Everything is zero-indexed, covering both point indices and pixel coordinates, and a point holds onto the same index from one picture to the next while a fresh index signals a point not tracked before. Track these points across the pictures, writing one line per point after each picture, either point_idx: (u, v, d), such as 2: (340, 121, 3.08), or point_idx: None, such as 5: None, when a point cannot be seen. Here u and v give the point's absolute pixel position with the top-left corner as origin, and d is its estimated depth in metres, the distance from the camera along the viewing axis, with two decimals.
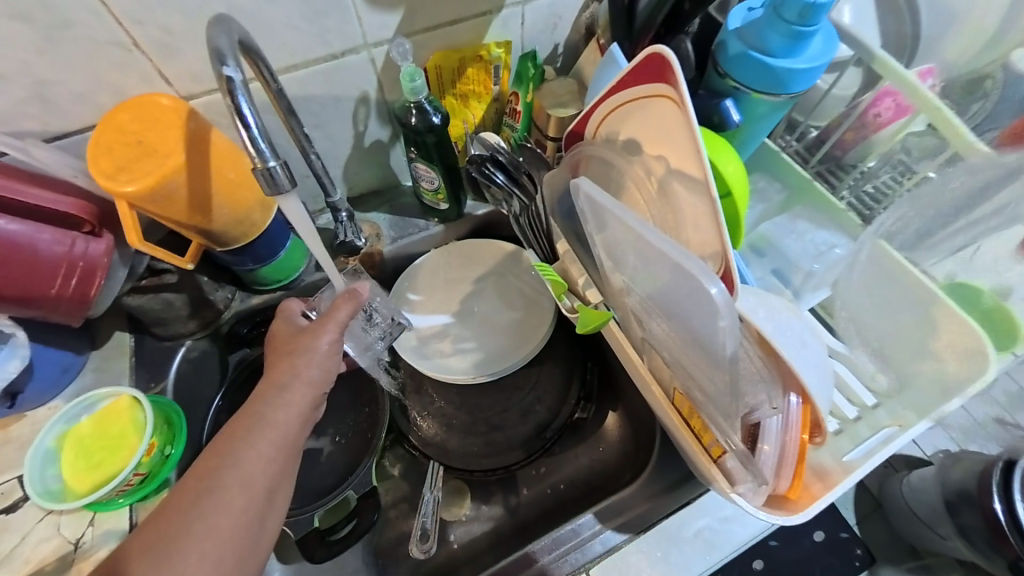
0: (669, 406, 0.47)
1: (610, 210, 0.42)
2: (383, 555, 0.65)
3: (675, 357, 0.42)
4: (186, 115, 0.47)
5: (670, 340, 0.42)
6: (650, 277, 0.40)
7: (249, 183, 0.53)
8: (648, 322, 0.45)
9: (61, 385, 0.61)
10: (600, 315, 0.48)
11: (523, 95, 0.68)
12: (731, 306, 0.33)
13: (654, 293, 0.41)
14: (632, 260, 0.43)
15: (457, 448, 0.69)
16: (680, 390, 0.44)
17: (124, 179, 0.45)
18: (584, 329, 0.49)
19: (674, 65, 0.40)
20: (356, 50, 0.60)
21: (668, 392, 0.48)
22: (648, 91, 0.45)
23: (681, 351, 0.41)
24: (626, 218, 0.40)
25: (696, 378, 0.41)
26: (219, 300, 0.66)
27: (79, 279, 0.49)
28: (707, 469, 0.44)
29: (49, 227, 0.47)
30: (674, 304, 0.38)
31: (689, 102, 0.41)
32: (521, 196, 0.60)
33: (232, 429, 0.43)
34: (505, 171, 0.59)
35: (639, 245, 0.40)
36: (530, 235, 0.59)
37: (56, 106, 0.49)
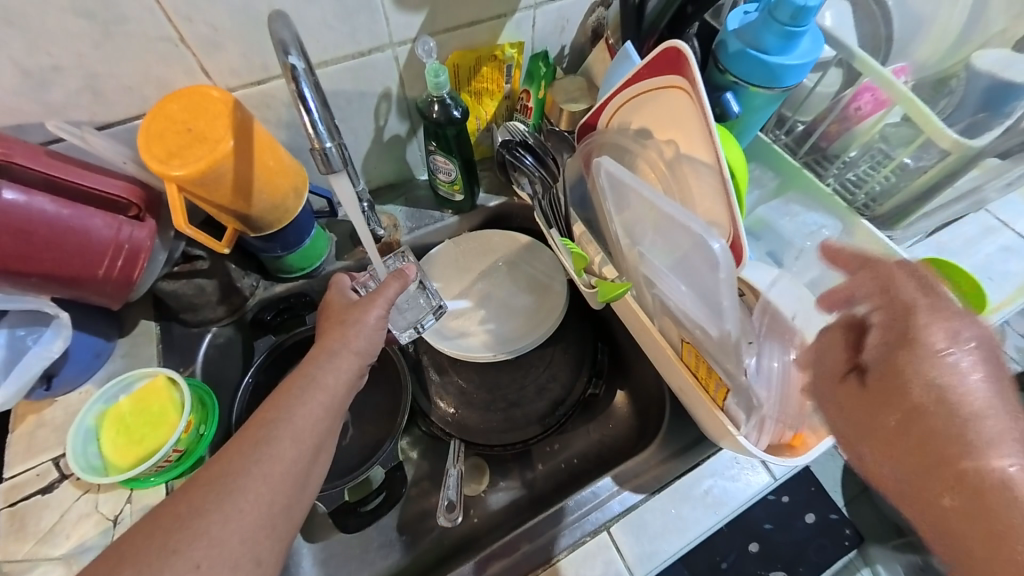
0: (677, 359, 0.51)
1: (624, 185, 0.48)
2: (407, 530, 0.67)
3: (686, 316, 0.47)
4: (232, 106, 0.51)
5: (677, 299, 0.48)
6: (660, 246, 0.47)
7: (285, 171, 0.56)
8: (655, 286, 0.50)
9: (94, 369, 0.61)
10: (619, 286, 0.51)
11: (534, 92, 0.73)
12: (728, 258, 0.40)
13: (662, 258, 0.47)
14: (644, 235, 0.49)
15: (478, 425, 0.72)
16: (687, 338, 0.48)
17: (175, 164, 0.48)
18: (602, 298, 0.52)
19: (690, 56, 0.45)
20: (382, 48, 0.64)
21: (677, 351, 0.52)
22: (661, 82, 0.50)
23: (686, 306, 0.46)
24: (641, 190, 0.46)
25: (703, 331, 0.46)
26: (246, 287, 0.68)
27: (125, 262, 0.52)
28: (713, 415, 0.48)
29: (99, 212, 0.50)
30: (682, 267, 0.45)
31: (702, 87, 0.45)
32: (544, 177, 0.63)
33: (287, 387, 0.47)
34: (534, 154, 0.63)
35: (651, 216, 0.46)
36: (548, 217, 0.62)
37: (105, 97, 0.52)
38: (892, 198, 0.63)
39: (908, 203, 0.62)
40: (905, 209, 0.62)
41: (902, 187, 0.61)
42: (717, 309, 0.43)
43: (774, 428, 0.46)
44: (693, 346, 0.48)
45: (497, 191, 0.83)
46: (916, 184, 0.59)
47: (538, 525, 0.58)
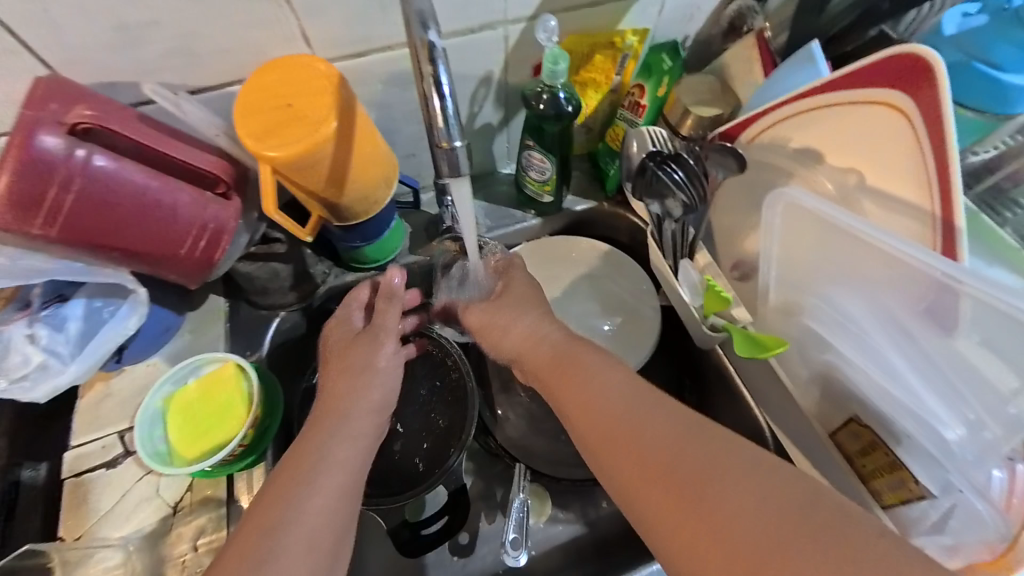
0: (826, 437, 0.46)
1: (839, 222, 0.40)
2: (460, 551, 0.62)
3: (872, 392, 0.41)
4: (335, 81, 0.45)
5: (866, 375, 0.41)
6: (880, 304, 0.39)
7: (382, 158, 0.51)
8: (838, 349, 0.42)
9: (161, 343, 0.59)
10: (778, 343, 0.43)
11: (652, 88, 0.63)
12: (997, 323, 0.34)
13: (883, 321, 0.39)
14: (845, 281, 0.41)
15: (544, 449, 0.66)
16: (858, 419, 0.43)
17: (271, 143, 0.43)
18: (744, 354, 0.45)
19: (942, 74, 0.37)
20: (492, 26, 0.57)
21: (827, 429, 0.46)
22: (866, 98, 0.42)
23: (893, 391, 0.39)
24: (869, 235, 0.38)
25: (896, 420, 0.40)
26: (318, 274, 0.64)
27: (208, 242, 0.48)
28: (857, 488, 0.44)
29: (188, 186, 0.46)
30: (918, 329, 0.37)
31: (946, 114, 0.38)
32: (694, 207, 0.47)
33: (295, 463, 0.42)
34: (689, 172, 0.46)
35: (894, 274, 0.38)
36: (674, 250, 0.52)
37: (199, 59, 0.47)
38: None
39: None
40: None
41: None
42: (993, 401, 0.35)
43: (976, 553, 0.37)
44: (864, 425, 0.43)
45: (585, 194, 0.75)
46: None
47: None
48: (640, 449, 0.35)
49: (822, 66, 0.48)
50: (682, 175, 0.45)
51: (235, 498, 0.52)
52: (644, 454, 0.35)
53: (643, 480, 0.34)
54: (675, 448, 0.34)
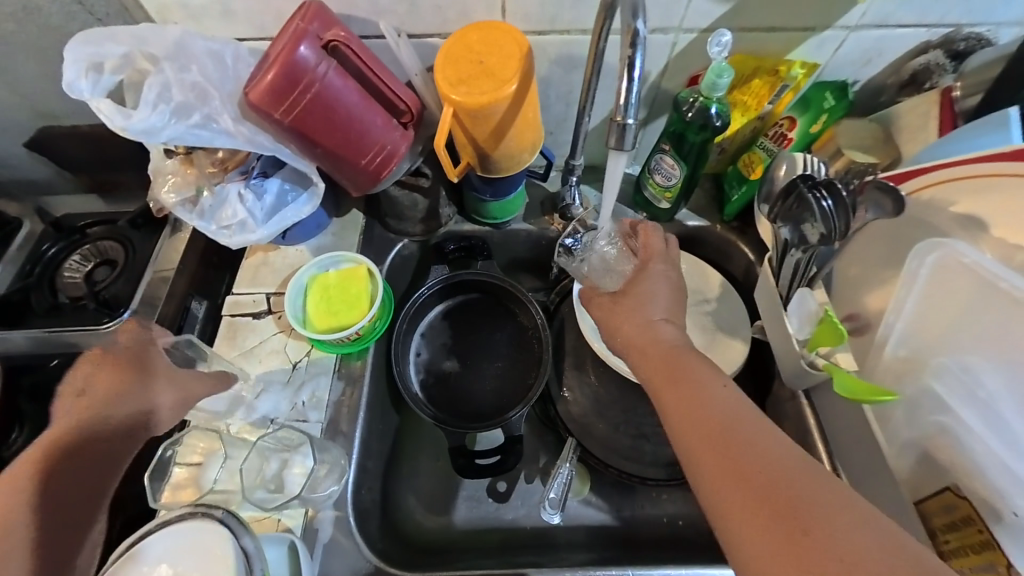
0: (913, 504, 0.46)
1: (993, 279, 0.40)
2: (496, 496, 0.68)
3: (988, 464, 0.40)
4: (524, 49, 0.52)
5: (985, 444, 0.40)
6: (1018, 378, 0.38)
7: (537, 125, 0.57)
8: (956, 412, 0.42)
9: (312, 235, 0.71)
10: (883, 393, 0.43)
11: (805, 122, 0.64)
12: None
13: (1016, 393, 0.38)
14: (985, 351, 0.41)
15: (602, 433, 0.68)
16: (956, 489, 0.43)
17: (461, 90, 0.51)
18: (842, 392, 0.45)
19: None
20: (667, 30, 0.60)
21: (913, 495, 0.47)
22: None
23: (1011, 464, 0.38)
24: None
25: (1006, 496, 0.39)
26: (444, 216, 0.72)
27: (382, 159, 0.58)
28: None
29: (382, 111, 0.56)
30: None
31: None
32: (836, 236, 0.46)
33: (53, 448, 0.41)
34: (841, 202, 0.45)
35: None
36: (793, 280, 0.52)
37: (422, 11, 0.56)
38: None
39: None
40: None
41: None
42: None
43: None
44: (960, 496, 0.42)
45: (700, 212, 0.76)
46: None
47: None
48: (750, 468, 0.37)
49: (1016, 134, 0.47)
50: (831, 205, 0.45)
51: (337, 374, 0.62)
52: (748, 469, 0.37)
53: (742, 486, 0.37)
54: (782, 466, 0.37)
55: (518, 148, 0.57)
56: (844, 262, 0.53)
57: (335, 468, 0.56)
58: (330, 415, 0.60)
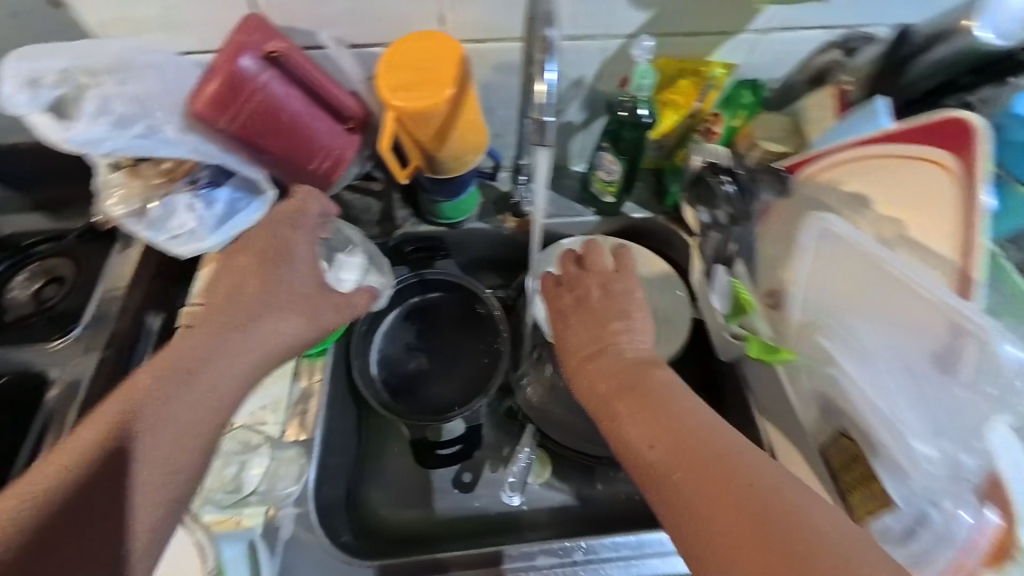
0: (818, 452, 0.52)
1: (862, 249, 0.47)
2: (462, 487, 0.70)
3: (862, 406, 0.47)
4: (460, 57, 0.55)
5: (862, 390, 0.47)
6: (889, 332, 0.46)
7: (479, 127, 0.60)
8: (842, 364, 0.49)
9: None
10: (781, 352, 0.50)
11: (727, 118, 0.70)
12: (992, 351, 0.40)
13: (889, 345, 0.46)
14: (864, 313, 0.48)
15: (560, 417, 0.71)
16: (848, 434, 0.49)
17: (401, 96, 0.53)
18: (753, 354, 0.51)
19: (985, 139, 0.43)
20: (597, 37, 0.65)
21: (817, 444, 0.53)
22: (920, 154, 0.47)
23: (882, 406, 0.45)
24: (888, 265, 0.45)
25: (877, 432, 0.46)
26: (399, 219, 0.75)
27: (331, 163, 0.60)
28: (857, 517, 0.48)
29: (328, 117, 0.58)
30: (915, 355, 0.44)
31: (980, 175, 0.44)
32: (737, 214, 0.57)
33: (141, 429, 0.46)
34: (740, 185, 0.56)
35: (904, 306, 0.45)
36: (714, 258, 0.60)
37: (364, 22, 0.58)
38: None
39: None
40: None
41: None
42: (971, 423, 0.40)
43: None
44: (851, 440, 0.49)
45: (644, 205, 0.81)
46: None
47: (594, 545, 0.56)
48: (725, 485, 0.37)
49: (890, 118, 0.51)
50: (734, 189, 0.56)
51: (297, 375, 0.64)
52: (721, 481, 0.37)
53: (718, 506, 0.36)
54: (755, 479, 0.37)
55: (462, 149, 0.60)
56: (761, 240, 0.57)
57: (294, 467, 0.58)
58: (291, 416, 0.61)
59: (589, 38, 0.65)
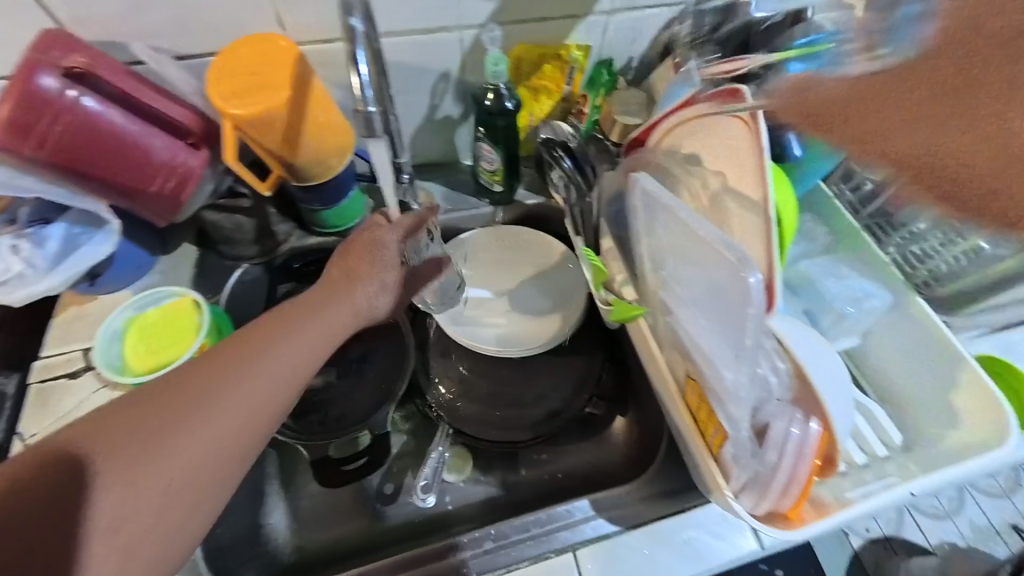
0: (680, 399, 0.50)
1: (665, 200, 0.46)
2: (382, 499, 0.68)
3: (690, 351, 0.45)
4: (295, 57, 0.53)
5: (686, 337, 0.45)
6: (693, 277, 0.44)
7: (335, 129, 0.58)
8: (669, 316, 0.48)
9: (134, 278, 0.67)
10: (634, 309, 0.50)
11: (592, 98, 0.72)
12: (759, 294, 0.38)
13: (694, 293, 0.44)
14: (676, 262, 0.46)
15: (472, 414, 0.71)
16: (692, 375, 0.47)
17: (235, 103, 0.51)
18: (613, 318, 0.51)
19: (756, 88, 0.45)
20: (450, 28, 0.65)
21: (677, 389, 0.51)
22: (721, 110, 0.49)
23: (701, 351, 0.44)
24: (681, 212, 0.44)
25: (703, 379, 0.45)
26: (280, 233, 0.72)
27: (175, 183, 0.56)
28: (705, 463, 0.46)
29: (162, 133, 0.54)
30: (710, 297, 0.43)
31: (762, 120, 0.46)
32: (580, 184, 0.61)
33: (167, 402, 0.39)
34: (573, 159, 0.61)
35: (698, 251, 0.43)
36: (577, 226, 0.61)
37: (189, 30, 0.55)
38: (957, 281, 0.58)
39: (975, 289, 0.57)
40: (970, 295, 0.57)
41: (973, 271, 0.56)
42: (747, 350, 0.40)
43: (776, 500, 0.43)
44: (695, 382, 0.47)
45: (536, 190, 0.83)
46: (987, 272, 0.55)
47: (503, 530, 0.56)
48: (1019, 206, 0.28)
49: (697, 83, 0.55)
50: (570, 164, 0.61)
51: None
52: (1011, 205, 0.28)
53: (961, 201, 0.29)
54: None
55: (321, 150, 0.58)
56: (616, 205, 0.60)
57: None
58: None
59: (441, 30, 0.65)
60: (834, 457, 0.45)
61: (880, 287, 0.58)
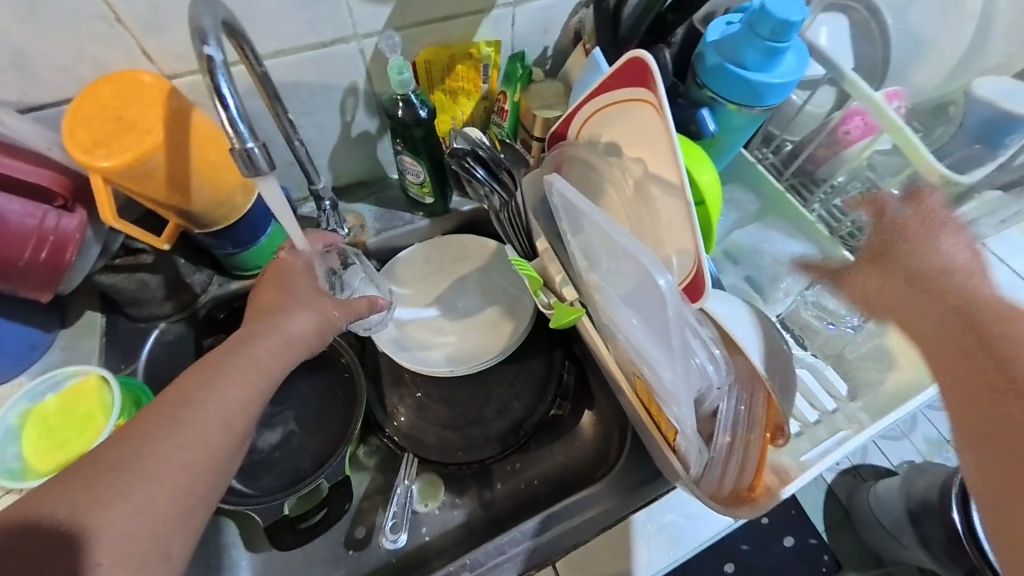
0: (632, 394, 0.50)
1: (578, 203, 0.43)
2: (355, 545, 0.65)
3: (630, 348, 0.45)
4: (167, 93, 0.47)
5: (626, 337, 0.44)
6: (619, 276, 0.42)
7: (231, 165, 0.52)
8: (605, 313, 0.48)
9: (29, 361, 0.60)
10: (574, 311, 0.51)
11: (511, 93, 0.69)
12: (674, 297, 0.36)
13: (623, 292, 0.42)
14: (602, 260, 0.44)
15: (434, 439, 0.69)
16: (638, 374, 0.46)
17: (101, 153, 0.44)
18: (557, 324, 0.51)
19: (654, 70, 0.43)
20: (346, 39, 0.60)
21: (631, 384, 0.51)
22: (627, 96, 0.47)
23: (640, 349, 0.42)
24: (592, 214, 0.42)
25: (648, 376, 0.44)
26: (197, 284, 0.65)
27: (50, 253, 0.48)
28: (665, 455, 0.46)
29: (20, 199, 0.47)
30: (635, 296, 0.40)
31: (667, 105, 0.43)
32: (500, 192, 0.59)
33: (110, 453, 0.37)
34: (486, 168, 0.59)
35: (613, 250, 0.41)
36: (509, 231, 0.60)
37: (34, 76, 0.48)
38: None
39: None
40: None
41: None
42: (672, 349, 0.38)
43: (731, 480, 0.44)
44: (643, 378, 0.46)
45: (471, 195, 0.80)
46: None
47: (478, 557, 0.55)
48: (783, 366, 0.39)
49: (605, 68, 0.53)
50: (484, 172, 0.59)
51: None
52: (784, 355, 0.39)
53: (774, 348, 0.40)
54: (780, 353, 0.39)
55: (217, 190, 0.52)
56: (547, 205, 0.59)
57: None
58: None
59: (335, 43, 0.61)
60: (784, 423, 0.45)
61: (806, 247, 0.60)
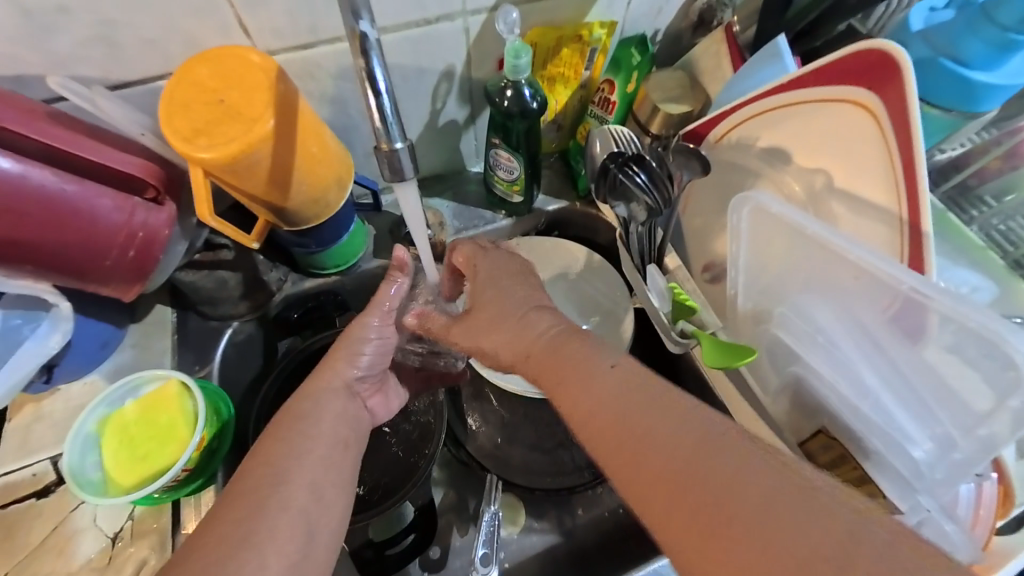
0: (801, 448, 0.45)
1: (799, 225, 0.39)
2: (430, 568, 0.59)
3: (827, 390, 0.41)
4: (273, 75, 0.41)
5: (829, 383, 0.41)
6: (835, 304, 0.39)
7: (331, 160, 0.46)
8: (806, 360, 0.42)
9: (99, 360, 0.55)
10: (746, 352, 0.44)
11: (621, 83, 0.60)
12: (942, 334, 0.33)
13: (851, 330, 0.38)
14: (804, 281, 0.41)
15: (520, 459, 0.64)
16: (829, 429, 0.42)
17: (202, 143, 0.39)
18: (712, 363, 0.45)
19: (905, 65, 0.37)
20: (451, 16, 0.53)
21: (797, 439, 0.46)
22: (821, 95, 0.43)
23: (862, 405, 0.39)
24: (811, 230, 0.38)
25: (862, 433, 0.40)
26: (272, 282, 0.59)
27: (138, 250, 0.44)
28: None
29: (110, 190, 0.42)
30: (863, 329, 0.37)
31: (893, 115, 0.39)
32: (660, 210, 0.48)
33: None
34: (652, 173, 0.47)
35: (845, 275, 0.37)
36: (643, 253, 0.53)
37: (124, 52, 0.42)
38: None
39: None
40: None
41: None
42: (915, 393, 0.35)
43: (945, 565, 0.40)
44: (832, 437, 0.42)
45: (557, 194, 0.71)
46: None
47: None
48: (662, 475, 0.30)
49: (788, 61, 0.47)
50: (646, 178, 0.47)
51: (181, 522, 0.50)
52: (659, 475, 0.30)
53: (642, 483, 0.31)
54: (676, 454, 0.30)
55: (317, 186, 0.46)
56: (687, 217, 0.55)
57: None
58: None
59: (438, 21, 0.53)
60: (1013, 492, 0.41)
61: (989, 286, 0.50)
